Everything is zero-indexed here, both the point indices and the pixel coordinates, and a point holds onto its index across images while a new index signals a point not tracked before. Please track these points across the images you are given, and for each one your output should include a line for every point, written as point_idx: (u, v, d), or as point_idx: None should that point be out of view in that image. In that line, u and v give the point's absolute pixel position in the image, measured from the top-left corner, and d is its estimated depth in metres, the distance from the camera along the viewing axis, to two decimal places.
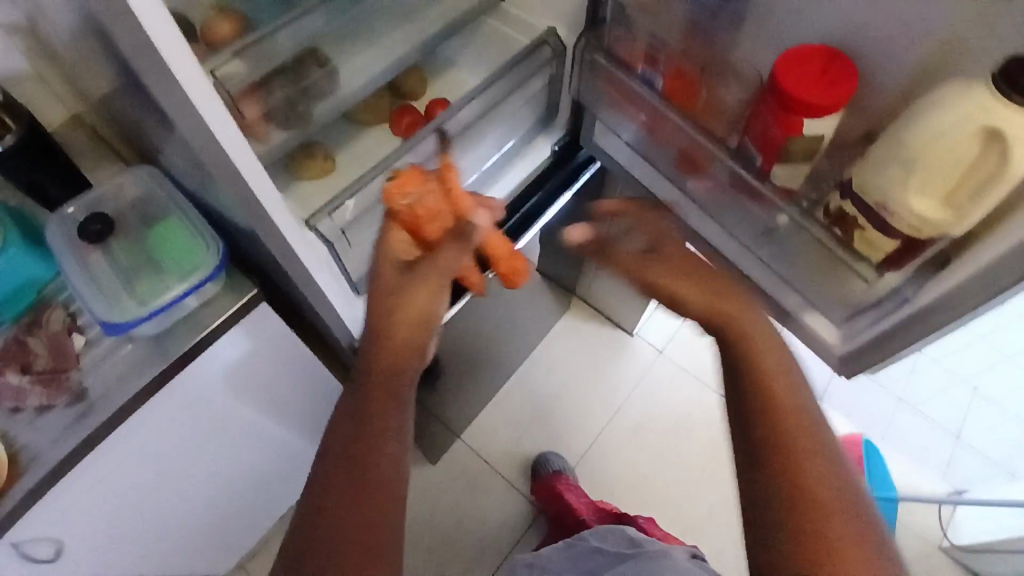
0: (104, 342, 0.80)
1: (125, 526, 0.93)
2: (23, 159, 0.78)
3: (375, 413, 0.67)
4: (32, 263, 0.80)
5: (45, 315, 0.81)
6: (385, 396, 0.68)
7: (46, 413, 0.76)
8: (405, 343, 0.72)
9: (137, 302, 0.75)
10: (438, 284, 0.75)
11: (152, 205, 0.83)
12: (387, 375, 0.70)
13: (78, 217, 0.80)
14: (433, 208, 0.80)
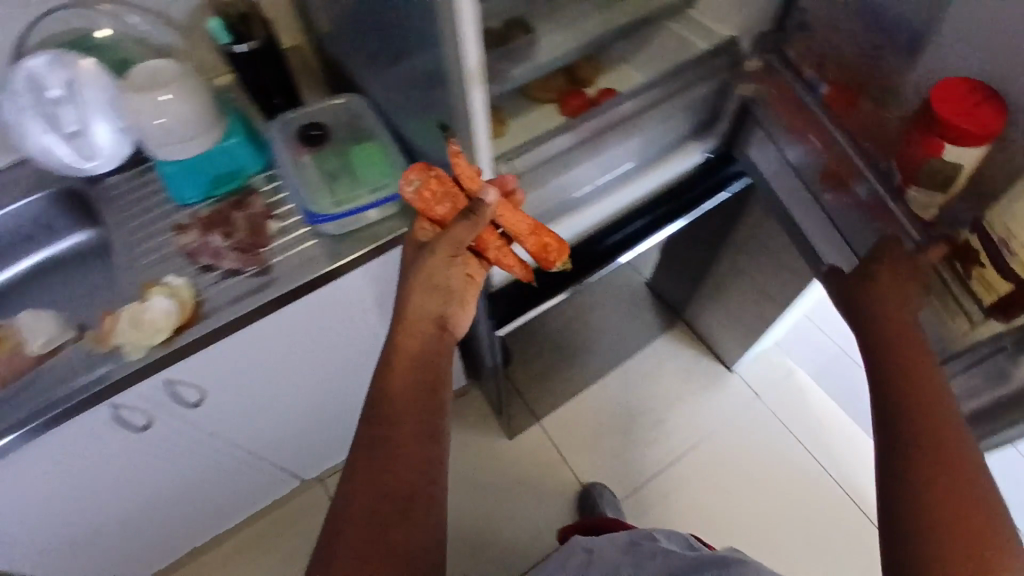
0: (288, 233, 0.89)
1: (247, 399, 1.03)
2: (258, 63, 0.91)
3: (407, 386, 0.73)
4: (248, 152, 0.94)
5: (250, 198, 0.93)
6: (421, 374, 0.74)
7: (231, 278, 0.86)
8: (433, 317, 0.77)
9: (333, 202, 0.85)
10: (449, 254, 0.75)
11: (357, 125, 0.93)
12: (421, 354, 0.75)
13: (299, 123, 0.91)
14: (442, 189, 0.76)
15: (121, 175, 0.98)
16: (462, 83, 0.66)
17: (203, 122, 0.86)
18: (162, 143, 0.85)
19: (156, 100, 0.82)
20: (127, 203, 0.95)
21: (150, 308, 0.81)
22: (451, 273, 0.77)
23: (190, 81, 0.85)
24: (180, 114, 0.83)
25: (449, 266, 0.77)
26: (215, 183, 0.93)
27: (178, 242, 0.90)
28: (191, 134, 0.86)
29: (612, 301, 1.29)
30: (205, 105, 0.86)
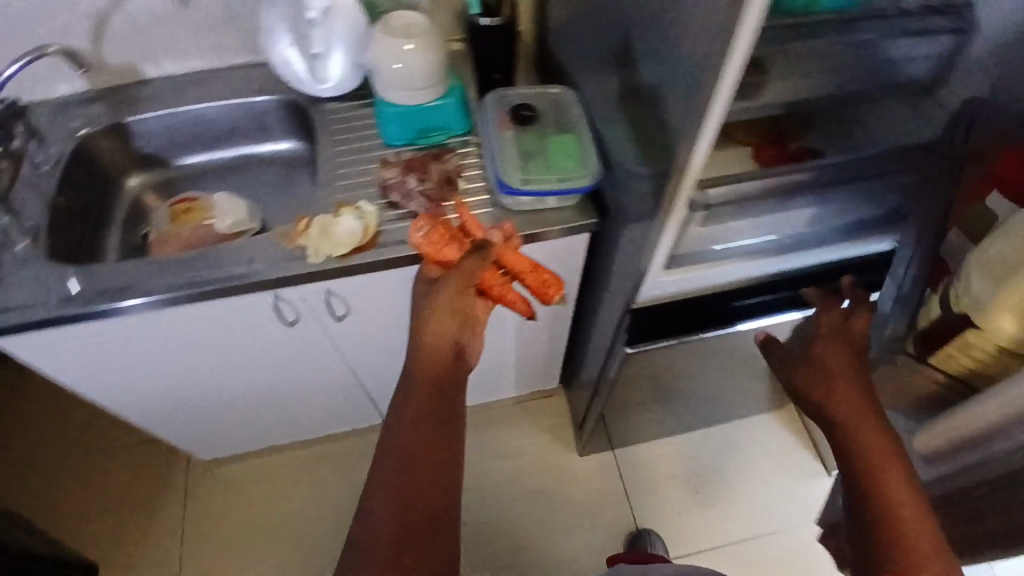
0: (468, 195, 0.95)
1: (377, 328, 1.09)
2: (494, 40, 0.98)
3: (420, 417, 0.68)
4: (456, 113, 1.00)
5: (447, 154, 0.98)
6: (438, 404, 0.70)
7: (411, 219, 0.92)
8: (450, 346, 0.73)
9: (523, 179, 0.88)
10: (461, 284, 0.75)
11: (562, 116, 0.96)
12: (439, 381, 0.71)
13: (512, 101, 0.96)
14: (447, 232, 0.82)
15: (339, 102, 1.06)
16: (703, 122, 0.66)
17: (427, 78, 0.94)
18: (391, 84, 0.94)
19: (399, 45, 0.90)
20: (339, 125, 1.03)
21: (339, 224, 0.88)
22: (469, 304, 0.76)
23: (432, 41, 0.92)
24: (414, 62, 0.91)
25: (462, 298, 0.76)
26: (417, 133, 0.99)
27: (375, 173, 0.97)
28: (419, 83, 0.94)
29: (742, 368, 1.24)
30: (435, 64, 0.93)
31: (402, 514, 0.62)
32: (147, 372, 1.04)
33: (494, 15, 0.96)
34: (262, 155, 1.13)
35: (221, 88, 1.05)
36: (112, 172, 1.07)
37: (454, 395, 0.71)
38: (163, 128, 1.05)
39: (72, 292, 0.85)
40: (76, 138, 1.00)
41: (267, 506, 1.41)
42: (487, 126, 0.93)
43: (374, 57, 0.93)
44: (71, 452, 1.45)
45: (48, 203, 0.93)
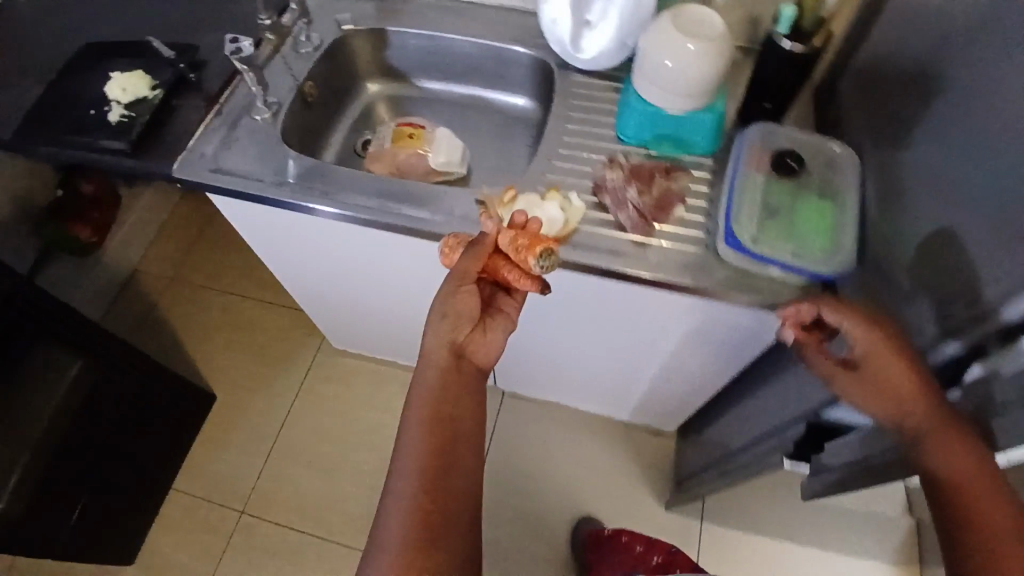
0: (682, 228, 0.84)
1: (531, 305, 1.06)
2: (786, 68, 0.83)
3: (426, 440, 0.69)
4: (705, 134, 0.88)
5: (678, 172, 0.88)
6: (443, 428, 0.70)
7: (614, 229, 0.84)
8: (450, 355, 0.73)
9: (753, 240, 0.76)
10: (454, 283, 0.73)
11: (829, 182, 0.81)
12: (446, 402, 0.71)
13: (775, 147, 0.83)
14: (455, 239, 0.79)
15: (587, 75, 1.00)
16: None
17: (693, 88, 0.83)
18: (653, 84, 0.85)
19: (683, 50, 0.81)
20: (579, 101, 0.98)
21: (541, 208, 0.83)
22: (467, 292, 0.73)
23: (721, 49, 0.80)
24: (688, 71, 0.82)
25: (460, 287, 0.73)
26: (651, 136, 0.91)
27: (597, 165, 0.90)
28: (682, 89, 0.84)
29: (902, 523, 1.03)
30: (708, 76, 0.82)
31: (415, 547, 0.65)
32: (318, 263, 1.09)
33: (802, 42, 0.80)
34: (492, 103, 1.11)
35: (481, 25, 1.03)
36: (358, 71, 1.11)
37: (462, 416, 0.72)
38: (416, 46, 1.06)
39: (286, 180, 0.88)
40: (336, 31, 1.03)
41: (366, 413, 1.47)
42: (735, 164, 0.82)
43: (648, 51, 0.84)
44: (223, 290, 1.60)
45: (298, 84, 0.97)
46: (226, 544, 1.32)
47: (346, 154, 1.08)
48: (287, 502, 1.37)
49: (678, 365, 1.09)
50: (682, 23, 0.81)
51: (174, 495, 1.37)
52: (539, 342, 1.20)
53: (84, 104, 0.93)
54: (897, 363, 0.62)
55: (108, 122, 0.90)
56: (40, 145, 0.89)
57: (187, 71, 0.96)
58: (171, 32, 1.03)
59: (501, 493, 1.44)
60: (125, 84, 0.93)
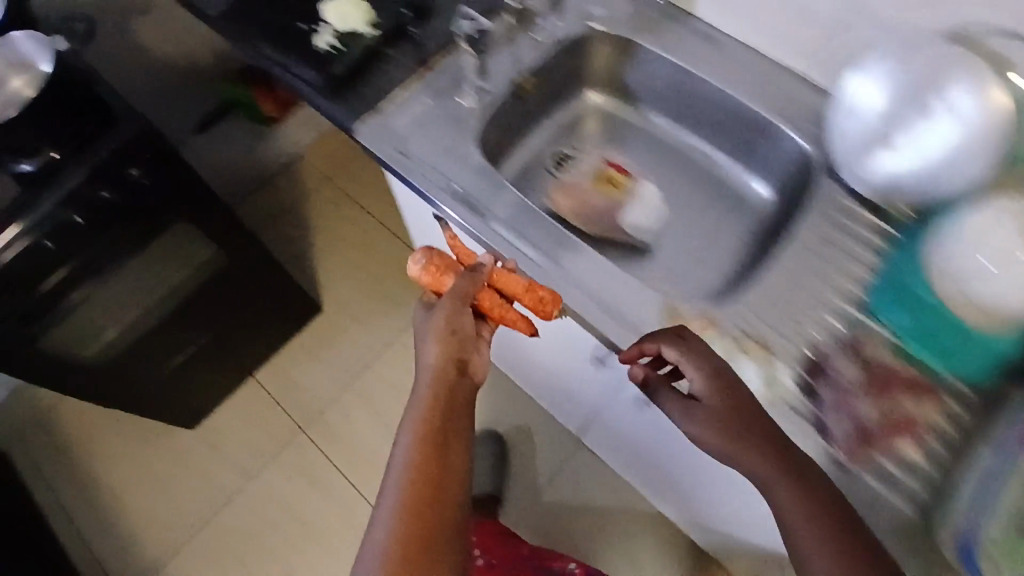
0: (897, 470, 0.64)
1: (664, 427, 0.88)
2: None
3: (418, 429, 0.60)
4: (990, 365, 0.64)
5: (926, 395, 0.66)
6: (433, 432, 0.59)
7: (810, 426, 0.66)
8: (451, 357, 0.65)
9: (988, 557, 0.56)
10: (456, 303, 0.68)
11: None
12: (440, 408, 0.61)
13: None
14: (445, 262, 0.75)
15: (856, 202, 0.78)
16: None
17: (982, 295, 0.60)
18: (960, 287, 0.62)
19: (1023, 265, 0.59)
20: (834, 236, 0.76)
21: (737, 368, 0.69)
22: (463, 317, 0.67)
23: None
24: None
25: (460, 309, 0.68)
26: (911, 333, 0.68)
27: (826, 337, 0.71)
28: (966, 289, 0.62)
29: None
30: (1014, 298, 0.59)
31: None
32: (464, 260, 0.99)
33: None
34: (723, 173, 0.90)
35: (751, 85, 0.83)
36: (587, 74, 0.94)
37: (455, 424, 0.61)
38: (663, 75, 0.88)
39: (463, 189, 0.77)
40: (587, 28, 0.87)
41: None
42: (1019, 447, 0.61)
43: (973, 242, 0.61)
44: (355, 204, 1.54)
45: (518, 79, 0.84)
46: (277, 454, 1.35)
47: (536, 160, 0.94)
48: (343, 441, 1.35)
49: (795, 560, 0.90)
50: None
51: (253, 385, 1.41)
52: (645, 447, 1.04)
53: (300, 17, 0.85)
54: (726, 398, 0.62)
55: (315, 49, 0.82)
56: (245, 49, 0.83)
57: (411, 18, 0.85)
58: None
59: (537, 535, 1.36)
60: (344, 10, 0.84)
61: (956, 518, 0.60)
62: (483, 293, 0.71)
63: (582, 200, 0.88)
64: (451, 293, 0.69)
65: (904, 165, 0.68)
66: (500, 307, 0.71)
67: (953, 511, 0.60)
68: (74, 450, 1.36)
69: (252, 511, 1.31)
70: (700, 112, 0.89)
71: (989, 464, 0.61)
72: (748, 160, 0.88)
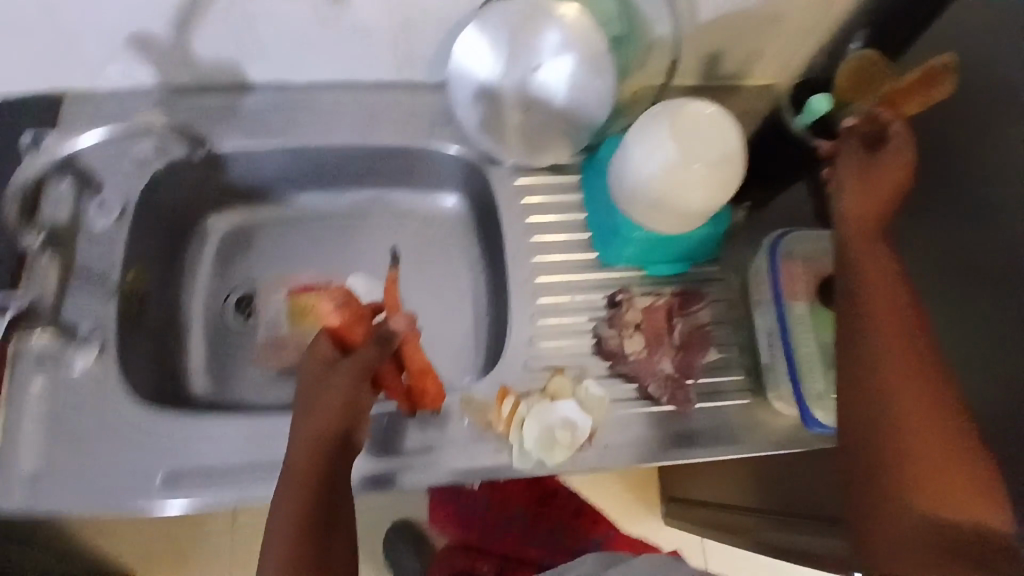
0: (717, 378, 0.69)
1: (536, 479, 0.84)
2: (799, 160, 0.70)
3: (302, 508, 0.53)
4: (713, 242, 0.71)
5: (696, 298, 0.71)
6: (317, 512, 0.54)
7: (638, 401, 0.66)
8: (333, 428, 0.56)
9: (819, 400, 0.63)
10: (348, 372, 0.58)
11: None
12: (321, 484, 0.54)
13: (816, 264, 0.68)
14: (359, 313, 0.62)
15: (528, 171, 0.74)
16: None
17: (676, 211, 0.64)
18: (665, 211, 0.64)
19: (695, 175, 0.61)
20: (538, 217, 0.73)
21: (538, 417, 0.63)
22: (357, 388, 0.58)
23: (724, 174, 0.61)
24: (718, 191, 0.62)
25: (350, 382, 0.57)
26: (649, 256, 0.70)
27: (595, 315, 0.69)
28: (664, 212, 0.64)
29: None
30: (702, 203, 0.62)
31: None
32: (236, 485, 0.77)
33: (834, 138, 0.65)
34: (406, 206, 0.81)
35: (357, 124, 0.73)
36: (193, 208, 0.77)
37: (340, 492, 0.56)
38: (269, 162, 0.74)
39: (185, 471, 0.60)
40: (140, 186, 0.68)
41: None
42: (775, 294, 0.68)
43: (650, 174, 0.62)
44: None
45: (118, 287, 0.65)
46: None
47: (218, 330, 0.76)
48: None
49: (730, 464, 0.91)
50: (686, 135, 0.61)
51: None
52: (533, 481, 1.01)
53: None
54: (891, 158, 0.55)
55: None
56: None
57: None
58: None
59: None
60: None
61: (783, 383, 0.66)
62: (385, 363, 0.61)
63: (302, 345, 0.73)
64: (347, 365, 0.58)
65: (545, 119, 0.70)
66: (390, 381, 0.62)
67: (778, 378, 0.66)
68: None
69: None
70: (337, 174, 0.77)
71: (772, 322, 0.67)
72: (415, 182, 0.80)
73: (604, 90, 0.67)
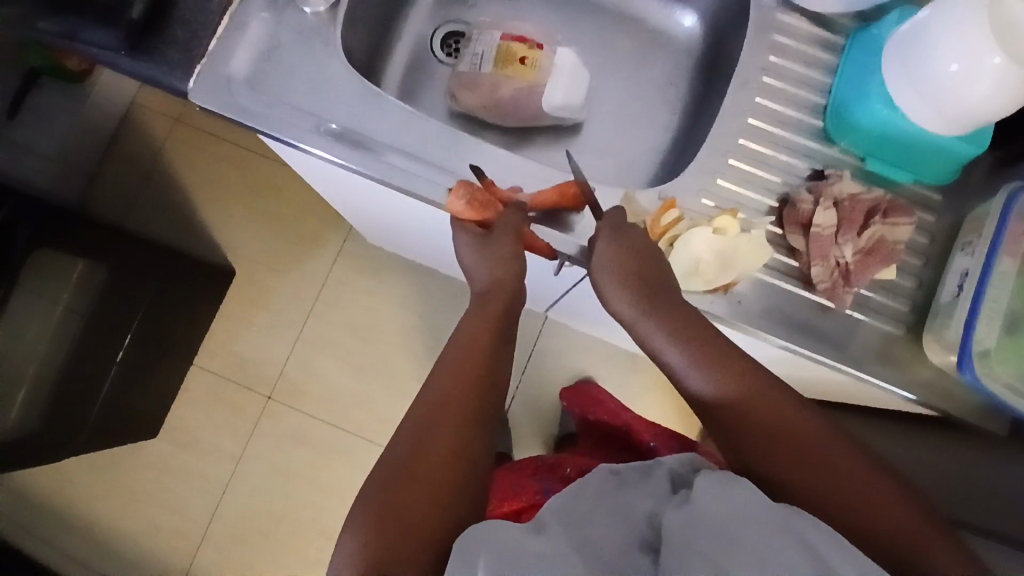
0: (879, 298, 0.64)
1: None
2: None
3: (479, 324, 0.60)
4: (952, 164, 0.64)
5: (905, 213, 0.64)
6: (494, 325, 0.60)
7: (790, 273, 0.63)
8: (511, 269, 0.61)
9: (982, 356, 0.59)
10: (502, 235, 0.61)
11: None
12: (497, 315, 0.60)
13: None
14: (490, 197, 0.62)
15: (791, 13, 0.69)
16: None
17: (955, 109, 0.58)
18: (931, 97, 0.59)
19: (992, 68, 0.55)
20: (778, 60, 0.68)
21: (698, 243, 0.61)
22: (513, 247, 0.61)
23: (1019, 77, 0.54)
24: (1002, 100, 0.56)
25: (505, 250, 0.61)
26: (875, 147, 0.65)
27: (789, 180, 0.65)
28: (941, 105, 0.59)
29: None
30: (986, 104, 0.56)
31: (450, 406, 0.55)
32: (387, 217, 0.91)
33: None
34: (641, 9, 0.79)
35: None
36: None
37: (509, 333, 0.61)
38: None
39: (369, 140, 0.64)
40: None
41: (388, 314, 1.29)
42: (996, 238, 0.60)
43: (940, 49, 0.57)
44: (225, 166, 1.32)
45: None
46: (253, 431, 1.25)
47: (420, 48, 0.79)
48: (320, 394, 1.26)
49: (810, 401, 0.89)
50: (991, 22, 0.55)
51: (194, 373, 1.26)
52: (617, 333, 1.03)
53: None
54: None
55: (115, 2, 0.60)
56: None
57: None
58: None
59: (528, 417, 1.30)
60: None
61: (949, 330, 0.61)
62: (529, 229, 0.62)
63: (492, 91, 0.73)
64: (495, 236, 0.61)
65: None
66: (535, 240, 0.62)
67: (949, 324, 0.61)
68: (36, 503, 1.22)
69: (253, 484, 1.23)
70: None
71: (972, 266, 0.61)
72: None
73: None
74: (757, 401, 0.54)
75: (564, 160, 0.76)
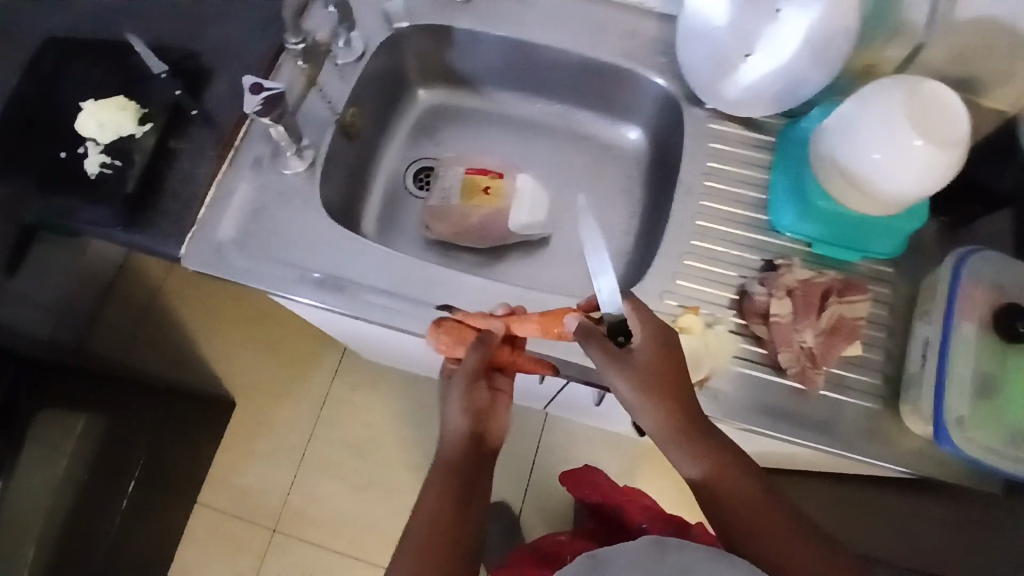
0: (850, 376, 0.67)
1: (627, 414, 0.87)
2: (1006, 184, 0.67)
3: (452, 454, 0.59)
4: (895, 240, 0.68)
5: (859, 289, 0.68)
6: (468, 450, 0.59)
7: (760, 361, 0.66)
8: (480, 408, 0.61)
9: (957, 424, 0.60)
10: (465, 380, 0.60)
11: None
12: (471, 443, 0.59)
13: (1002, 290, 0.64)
14: (461, 332, 0.63)
15: (723, 120, 0.77)
16: None
17: (880, 187, 0.62)
18: (862, 188, 0.63)
19: (914, 156, 0.59)
20: (716, 164, 0.75)
21: None
22: (478, 391, 0.61)
23: (939, 164, 0.59)
24: (925, 183, 0.60)
25: (468, 394, 0.60)
26: (822, 234, 0.70)
27: (744, 273, 0.69)
28: (868, 185, 0.63)
29: None
30: (910, 183, 0.61)
31: (434, 542, 0.54)
32: (377, 341, 0.95)
33: None
34: (589, 129, 0.88)
35: (571, 32, 0.78)
36: (408, 76, 0.88)
37: (485, 456, 0.61)
38: (487, 50, 0.83)
39: (348, 280, 0.69)
40: (380, 40, 0.79)
41: (387, 428, 1.30)
42: (949, 307, 0.64)
43: (864, 140, 0.62)
44: (222, 301, 1.37)
45: (339, 114, 0.76)
46: (260, 567, 1.22)
47: (393, 185, 0.86)
48: (325, 520, 1.24)
49: (816, 477, 0.88)
50: (914, 114, 0.60)
51: (199, 510, 1.25)
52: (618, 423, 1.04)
53: (60, 145, 0.71)
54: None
55: (114, 183, 0.68)
56: (4, 209, 0.68)
57: (186, 99, 0.74)
58: (167, 32, 0.77)
59: (540, 519, 1.27)
60: (101, 115, 0.70)
61: (922, 400, 0.62)
62: (502, 356, 0.63)
63: (462, 219, 0.80)
64: (459, 381, 0.61)
65: (762, 76, 0.70)
66: (513, 360, 0.64)
67: (921, 394, 0.63)
68: None
69: None
70: (543, 78, 0.85)
71: (932, 334, 0.64)
72: (604, 108, 0.86)
73: (838, 54, 0.66)
74: (773, 509, 0.55)
75: (535, 272, 0.81)
